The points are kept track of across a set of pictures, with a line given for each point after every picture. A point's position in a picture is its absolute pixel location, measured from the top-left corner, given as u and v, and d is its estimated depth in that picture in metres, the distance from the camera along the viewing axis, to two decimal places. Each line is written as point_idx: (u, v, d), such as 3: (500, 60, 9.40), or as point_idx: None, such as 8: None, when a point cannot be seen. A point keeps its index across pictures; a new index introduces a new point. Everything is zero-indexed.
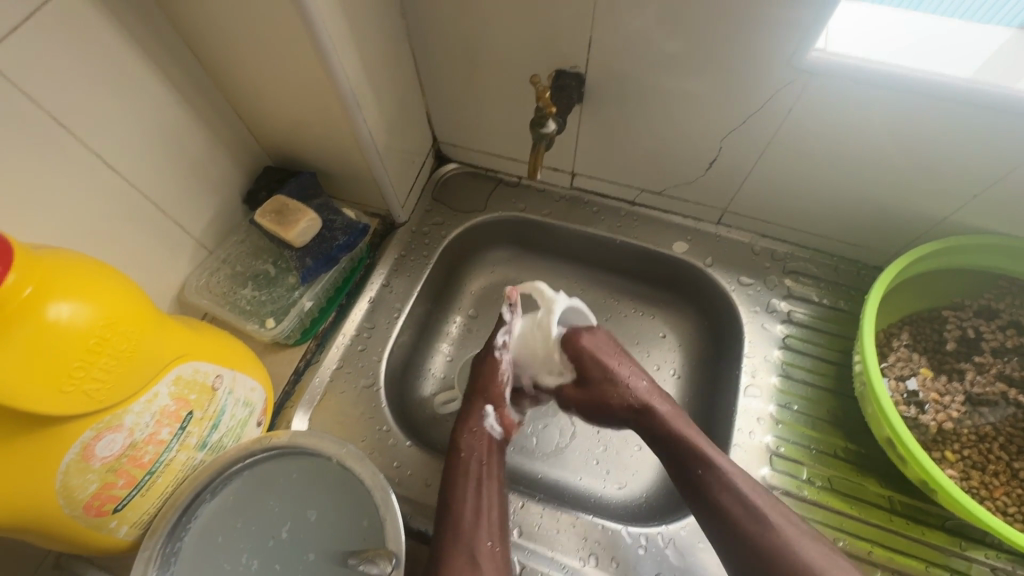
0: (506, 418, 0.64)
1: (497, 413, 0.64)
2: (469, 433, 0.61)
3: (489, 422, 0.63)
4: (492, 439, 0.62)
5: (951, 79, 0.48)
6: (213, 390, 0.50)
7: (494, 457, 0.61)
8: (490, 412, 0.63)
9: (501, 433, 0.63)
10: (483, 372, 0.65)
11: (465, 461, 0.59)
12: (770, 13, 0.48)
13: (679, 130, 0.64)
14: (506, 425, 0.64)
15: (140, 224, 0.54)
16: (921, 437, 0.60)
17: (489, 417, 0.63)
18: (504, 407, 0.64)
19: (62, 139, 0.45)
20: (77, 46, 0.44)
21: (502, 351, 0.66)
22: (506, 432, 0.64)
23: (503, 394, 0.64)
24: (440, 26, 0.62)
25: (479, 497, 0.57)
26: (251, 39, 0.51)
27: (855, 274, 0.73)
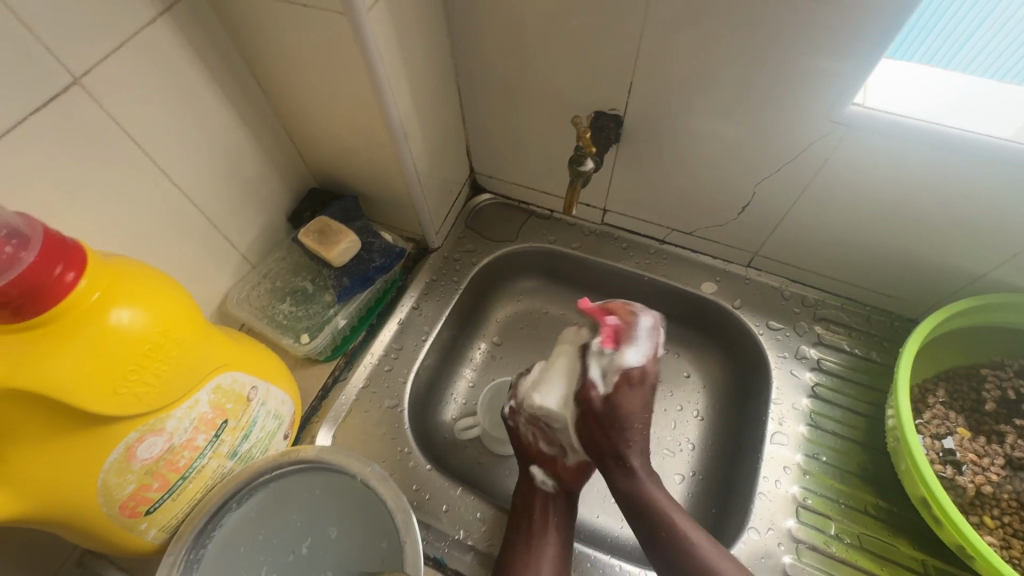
0: (553, 468, 0.63)
1: (542, 468, 0.63)
2: (522, 494, 0.62)
3: (540, 480, 0.63)
4: (547, 495, 0.62)
5: (991, 138, 0.48)
6: (248, 401, 0.51)
7: (553, 508, 0.61)
8: (535, 471, 0.63)
9: (556, 485, 0.63)
10: (513, 435, 0.66)
11: (517, 519, 0.59)
12: (807, 67, 0.50)
13: (713, 173, 0.65)
14: (557, 476, 0.63)
15: (193, 237, 0.58)
16: (957, 499, 0.58)
17: (539, 476, 0.63)
18: (546, 459, 0.63)
19: (135, 156, 0.49)
20: (158, 73, 0.48)
21: (514, 417, 0.65)
22: (562, 482, 0.63)
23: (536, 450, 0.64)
24: (487, 65, 0.65)
25: (531, 549, 0.56)
26: (312, 73, 0.55)
27: (887, 325, 0.72)
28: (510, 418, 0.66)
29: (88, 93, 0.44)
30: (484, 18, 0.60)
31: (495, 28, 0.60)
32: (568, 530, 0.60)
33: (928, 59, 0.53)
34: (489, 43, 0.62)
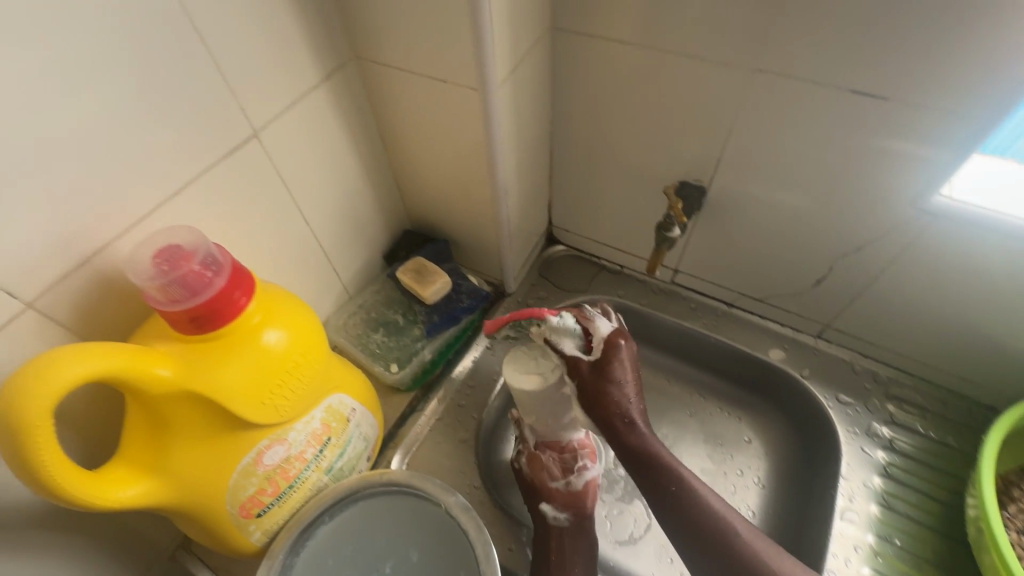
0: (562, 500, 0.64)
1: (552, 502, 0.64)
2: (538, 536, 0.63)
3: (553, 515, 0.64)
4: (562, 530, 0.63)
5: None
6: (348, 421, 0.56)
7: (571, 540, 0.62)
8: (545, 508, 0.64)
9: (570, 515, 0.64)
10: (522, 477, 0.67)
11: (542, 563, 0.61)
12: (896, 158, 0.53)
13: (791, 246, 0.68)
14: (568, 506, 0.64)
15: (310, 267, 0.65)
16: None
17: (550, 512, 0.64)
18: (556, 491, 0.65)
19: (283, 197, 0.57)
20: (311, 129, 0.57)
21: (520, 459, 0.68)
22: (576, 509, 0.64)
23: (546, 485, 0.65)
24: (581, 133, 0.71)
25: None
26: (435, 133, 0.62)
27: (965, 410, 0.70)
28: (517, 459, 0.68)
29: (262, 144, 0.52)
30: (586, 94, 0.66)
31: (595, 103, 0.67)
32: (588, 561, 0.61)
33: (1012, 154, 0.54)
34: (587, 115, 0.69)
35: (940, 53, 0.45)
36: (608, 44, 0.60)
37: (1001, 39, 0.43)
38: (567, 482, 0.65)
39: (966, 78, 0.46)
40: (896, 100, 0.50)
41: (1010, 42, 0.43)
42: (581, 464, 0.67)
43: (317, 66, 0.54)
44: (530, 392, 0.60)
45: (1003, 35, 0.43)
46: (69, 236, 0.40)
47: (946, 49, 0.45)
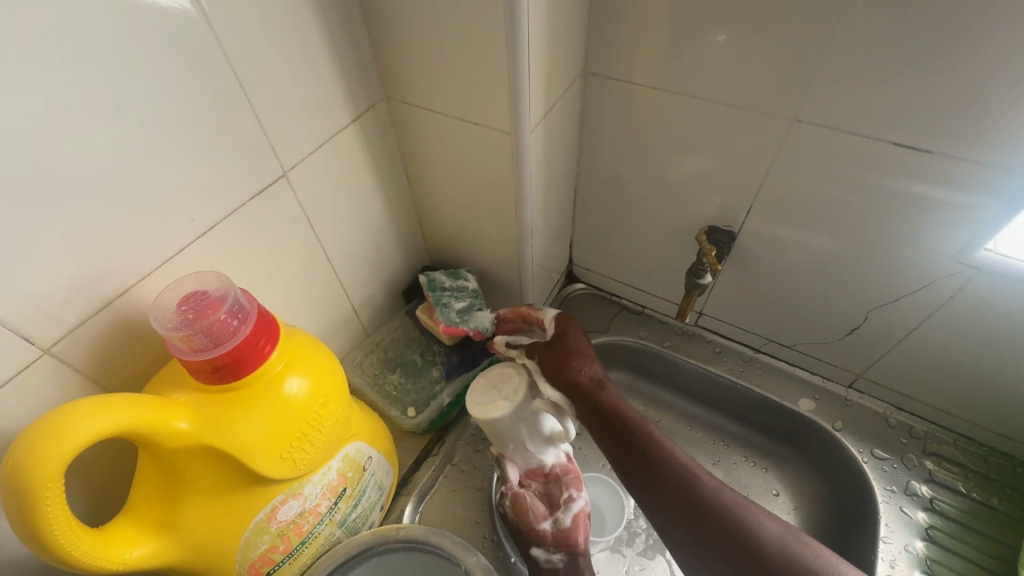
0: (552, 540, 0.59)
1: (542, 545, 0.59)
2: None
3: (546, 558, 0.59)
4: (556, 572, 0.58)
5: None
6: (363, 470, 0.54)
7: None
8: (536, 552, 0.59)
9: (564, 555, 0.59)
10: (507, 519, 0.62)
11: None
12: (940, 209, 0.52)
13: (822, 293, 0.66)
14: (559, 545, 0.59)
15: (328, 304, 0.63)
16: None
17: (542, 555, 0.59)
18: (545, 534, 0.60)
19: (307, 235, 0.56)
20: (338, 168, 0.56)
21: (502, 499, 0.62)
22: (569, 548, 0.59)
23: (534, 528, 0.60)
24: (606, 174, 0.71)
25: None
26: (462, 173, 0.61)
27: (1008, 470, 0.67)
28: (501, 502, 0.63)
29: (290, 184, 0.51)
30: (614, 137, 0.66)
31: (624, 145, 0.66)
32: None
33: None
34: (615, 157, 0.68)
35: (988, 107, 0.45)
36: (640, 90, 0.60)
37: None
38: (554, 522, 0.61)
39: (1014, 132, 0.45)
40: (941, 154, 0.49)
41: None
42: (568, 495, 0.62)
43: (348, 106, 0.54)
44: (499, 421, 0.56)
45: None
46: (93, 277, 0.39)
47: (994, 104, 0.44)
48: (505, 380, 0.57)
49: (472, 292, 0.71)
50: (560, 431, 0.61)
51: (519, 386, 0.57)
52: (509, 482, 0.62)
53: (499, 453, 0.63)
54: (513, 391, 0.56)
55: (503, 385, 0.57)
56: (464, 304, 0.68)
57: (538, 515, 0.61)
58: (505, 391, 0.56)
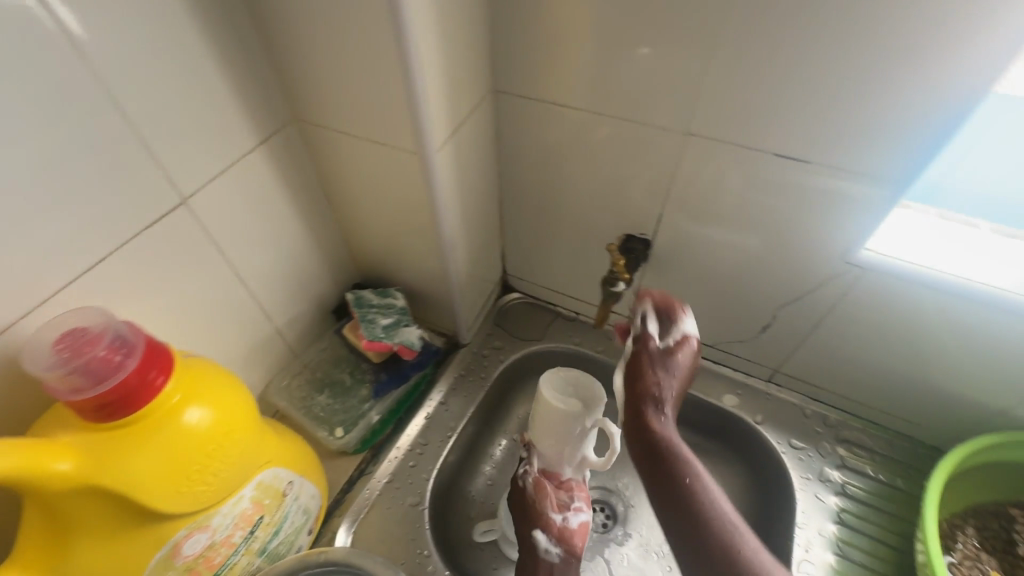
0: (557, 534, 0.64)
1: (546, 533, 0.65)
2: (527, 564, 0.64)
3: (544, 547, 0.64)
4: (550, 564, 0.63)
5: (992, 287, 0.53)
6: (283, 496, 0.53)
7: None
8: (539, 537, 0.64)
9: (561, 552, 0.64)
10: (519, 501, 0.67)
11: None
12: (824, 212, 0.56)
13: (735, 293, 0.70)
14: (561, 541, 0.64)
15: (247, 328, 0.62)
16: None
17: (542, 543, 0.64)
18: (552, 525, 0.65)
19: (217, 260, 0.55)
20: (247, 191, 0.55)
21: (524, 479, 0.68)
22: (567, 547, 0.65)
23: (544, 515, 0.65)
24: (527, 186, 0.73)
25: None
26: (379, 192, 0.62)
27: (911, 451, 0.72)
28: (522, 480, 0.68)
29: (192, 210, 0.50)
30: (530, 151, 0.68)
31: (540, 158, 0.68)
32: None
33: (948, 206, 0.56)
34: (533, 170, 0.70)
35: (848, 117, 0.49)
36: (548, 106, 0.62)
37: (900, 109, 0.46)
38: (562, 520, 0.65)
39: (872, 141, 0.49)
40: (815, 162, 0.53)
41: (907, 112, 0.46)
42: (577, 505, 0.67)
43: (254, 129, 0.54)
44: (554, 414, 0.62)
45: (901, 105, 0.46)
46: None
47: (854, 117, 0.48)
48: (582, 393, 0.65)
49: (399, 309, 0.72)
50: (593, 459, 0.67)
51: (596, 403, 0.63)
52: (535, 467, 0.69)
53: (530, 439, 0.69)
54: (590, 404, 0.63)
55: (577, 392, 0.65)
56: (390, 321, 0.70)
57: (552, 507, 0.66)
58: (581, 396, 0.63)
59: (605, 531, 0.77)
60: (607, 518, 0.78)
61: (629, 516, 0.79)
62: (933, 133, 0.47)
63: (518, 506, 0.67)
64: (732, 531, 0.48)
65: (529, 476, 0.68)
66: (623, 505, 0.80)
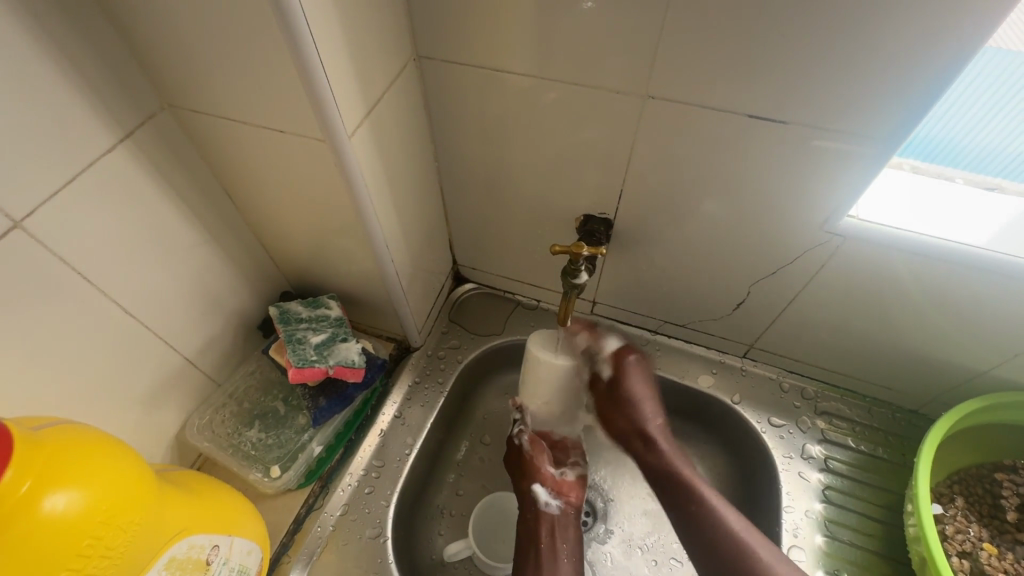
0: (555, 487, 0.66)
1: (545, 487, 0.66)
2: (528, 520, 0.64)
3: (544, 501, 0.65)
4: (552, 516, 0.64)
5: (965, 247, 0.49)
6: (208, 564, 0.45)
7: (561, 526, 0.64)
8: (539, 491, 0.65)
9: (559, 504, 0.66)
10: (515, 459, 0.69)
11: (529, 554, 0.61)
12: (799, 179, 0.50)
13: (707, 269, 0.64)
14: (559, 494, 0.66)
15: (145, 363, 0.52)
16: None
17: (542, 496, 0.65)
18: (549, 479, 0.67)
19: (83, 291, 0.45)
20: (113, 203, 0.45)
21: (520, 437, 0.70)
22: (565, 499, 0.67)
23: (542, 470, 0.67)
24: (469, 166, 0.64)
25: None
26: (291, 188, 0.52)
27: (889, 417, 0.69)
28: (518, 438, 0.70)
29: (34, 235, 0.40)
30: (467, 125, 0.59)
31: (480, 134, 0.59)
32: (576, 546, 0.63)
33: (927, 158, 0.52)
34: (475, 147, 0.61)
35: (823, 68, 0.42)
36: (481, 73, 0.53)
37: (881, 59, 0.40)
38: (559, 474, 0.69)
39: (850, 98, 0.43)
40: (794, 124, 0.46)
41: (899, 61, 0.40)
42: (571, 461, 0.71)
43: (110, 123, 0.43)
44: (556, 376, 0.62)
45: (883, 55, 0.40)
46: None
47: (829, 70, 0.42)
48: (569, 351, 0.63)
49: (334, 321, 0.63)
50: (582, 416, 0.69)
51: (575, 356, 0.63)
52: (529, 426, 0.70)
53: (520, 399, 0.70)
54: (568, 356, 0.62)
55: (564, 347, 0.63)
56: (323, 337, 0.61)
57: (547, 462, 0.68)
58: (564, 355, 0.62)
59: (586, 530, 0.72)
60: (586, 516, 0.73)
61: (609, 512, 0.74)
62: (925, 83, 0.40)
63: (514, 464, 0.68)
64: (727, 528, 0.56)
65: (526, 434, 0.70)
66: (602, 500, 0.74)
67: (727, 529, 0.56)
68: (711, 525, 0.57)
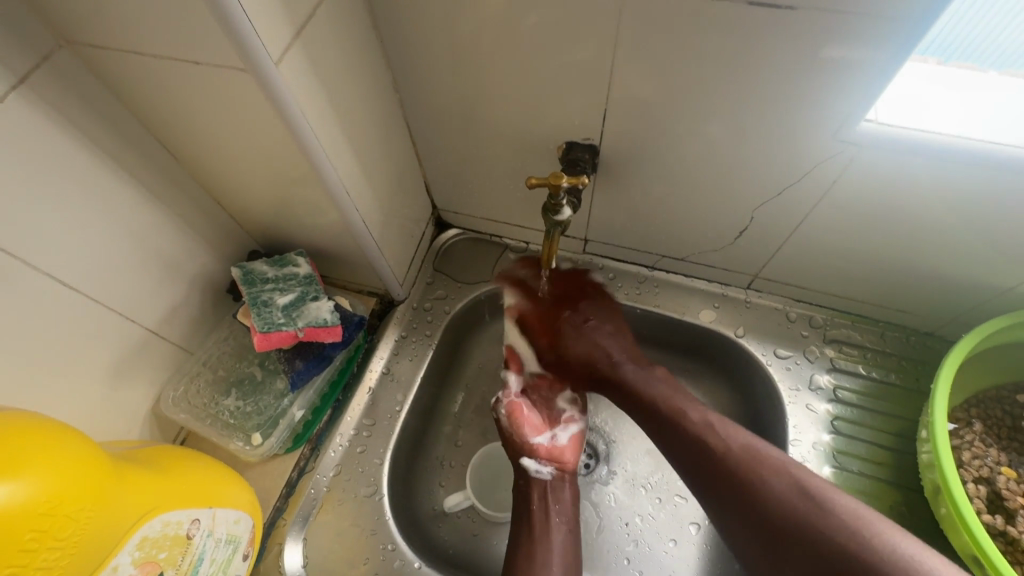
0: (545, 454, 0.64)
1: (534, 457, 0.63)
2: (520, 488, 0.62)
3: (535, 469, 0.63)
4: (544, 482, 0.62)
5: (1003, 148, 0.43)
6: (188, 539, 0.43)
7: (553, 491, 0.62)
8: (528, 462, 0.63)
9: (552, 470, 0.63)
10: (499, 431, 0.66)
11: (525, 512, 0.60)
12: (807, 80, 0.43)
13: (705, 197, 0.58)
14: (551, 460, 0.64)
15: (98, 338, 0.49)
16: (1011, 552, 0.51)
17: (532, 466, 0.63)
18: (538, 447, 0.64)
19: (7, 266, 0.40)
20: (19, 164, 0.39)
21: (500, 408, 0.67)
22: (557, 464, 0.64)
23: (529, 440, 0.64)
24: (435, 95, 0.57)
25: (533, 525, 0.59)
26: (227, 132, 0.46)
27: (903, 341, 0.65)
28: (497, 410, 0.67)
29: None
30: (424, 45, 0.51)
31: (441, 55, 0.52)
32: (571, 508, 0.62)
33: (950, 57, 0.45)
34: (438, 73, 0.54)
35: None
36: None
37: None
38: (551, 439, 0.65)
39: None
40: (805, 9, 0.38)
41: None
42: (567, 416, 0.68)
43: None
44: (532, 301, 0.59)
45: None
46: None
47: None
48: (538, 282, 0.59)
49: (303, 279, 0.59)
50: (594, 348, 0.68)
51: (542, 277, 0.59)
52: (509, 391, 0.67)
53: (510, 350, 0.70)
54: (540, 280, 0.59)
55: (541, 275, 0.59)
56: (292, 297, 0.58)
57: (535, 430, 0.65)
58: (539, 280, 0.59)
59: (588, 473, 0.71)
60: (588, 459, 0.72)
61: (612, 453, 0.72)
62: None
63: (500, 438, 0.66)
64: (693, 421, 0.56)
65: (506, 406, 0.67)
66: (605, 443, 0.73)
67: (697, 425, 0.55)
68: (687, 424, 0.56)
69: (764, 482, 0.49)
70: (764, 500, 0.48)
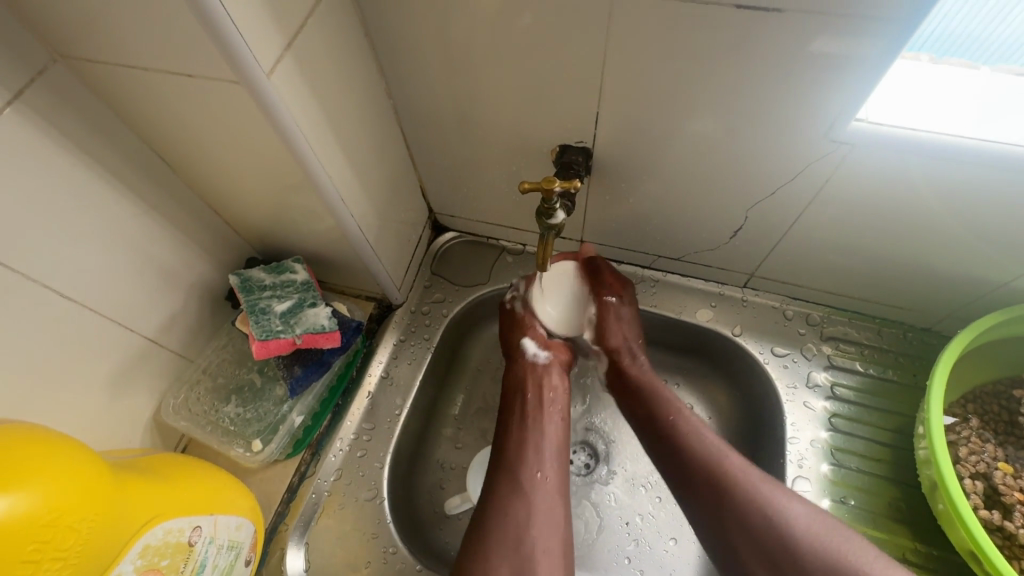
0: (544, 340, 0.65)
1: (534, 341, 0.65)
2: (517, 367, 0.63)
3: (532, 353, 0.64)
4: (540, 365, 0.63)
5: (994, 145, 0.43)
6: (190, 546, 0.44)
7: (548, 375, 0.62)
8: (527, 344, 0.65)
9: (548, 356, 0.64)
10: (506, 317, 0.69)
11: (518, 400, 0.61)
12: (797, 80, 0.43)
13: (700, 198, 0.58)
14: (548, 347, 0.65)
15: (98, 348, 0.49)
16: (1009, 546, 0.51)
17: (530, 346, 0.64)
18: (539, 333, 0.66)
19: (7, 280, 0.41)
20: (17, 179, 0.40)
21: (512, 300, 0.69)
22: (554, 354, 0.65)
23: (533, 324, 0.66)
24: (428, 101, 0.57)
25: (525, 421, 0.59)
26: (222, 142, 0.46)
27: (899, 337, 0.66)
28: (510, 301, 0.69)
29: None
30: (416, 51, 0.51)
31: (433, 61, 0.52)
32: (564, 396, 0.62)
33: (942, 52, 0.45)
34: (431, 78, 0.54)
35: None
36: None
37: None
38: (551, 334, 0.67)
39: None
40: (792, 11, 0.38)
41: None
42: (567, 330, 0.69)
43: None
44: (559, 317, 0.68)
45: None
46: None
47: None
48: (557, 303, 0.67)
49: (301, 285, 0.60)
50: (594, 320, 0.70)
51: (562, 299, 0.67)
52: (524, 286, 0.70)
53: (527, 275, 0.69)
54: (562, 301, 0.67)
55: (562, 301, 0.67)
56: (289, 304, 0.58)
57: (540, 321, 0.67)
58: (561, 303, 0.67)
59: (588, 473, 0.71)
60: (588, 458, 0.72)
61: (611, 453, 0.72)
62: None
63: (504, 323, 0.68)
64: (700, 439, 0.54)
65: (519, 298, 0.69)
66: (604, 442, 0.73)
67: (703, 446, 0.54)
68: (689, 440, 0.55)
69: (780, 523, 0.48)
70: (775, 539, 0.48)
